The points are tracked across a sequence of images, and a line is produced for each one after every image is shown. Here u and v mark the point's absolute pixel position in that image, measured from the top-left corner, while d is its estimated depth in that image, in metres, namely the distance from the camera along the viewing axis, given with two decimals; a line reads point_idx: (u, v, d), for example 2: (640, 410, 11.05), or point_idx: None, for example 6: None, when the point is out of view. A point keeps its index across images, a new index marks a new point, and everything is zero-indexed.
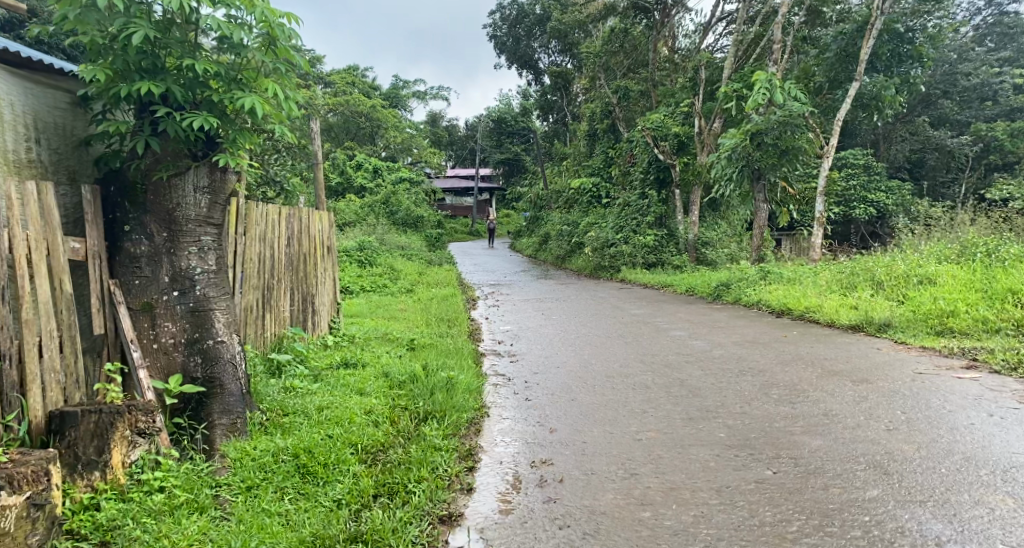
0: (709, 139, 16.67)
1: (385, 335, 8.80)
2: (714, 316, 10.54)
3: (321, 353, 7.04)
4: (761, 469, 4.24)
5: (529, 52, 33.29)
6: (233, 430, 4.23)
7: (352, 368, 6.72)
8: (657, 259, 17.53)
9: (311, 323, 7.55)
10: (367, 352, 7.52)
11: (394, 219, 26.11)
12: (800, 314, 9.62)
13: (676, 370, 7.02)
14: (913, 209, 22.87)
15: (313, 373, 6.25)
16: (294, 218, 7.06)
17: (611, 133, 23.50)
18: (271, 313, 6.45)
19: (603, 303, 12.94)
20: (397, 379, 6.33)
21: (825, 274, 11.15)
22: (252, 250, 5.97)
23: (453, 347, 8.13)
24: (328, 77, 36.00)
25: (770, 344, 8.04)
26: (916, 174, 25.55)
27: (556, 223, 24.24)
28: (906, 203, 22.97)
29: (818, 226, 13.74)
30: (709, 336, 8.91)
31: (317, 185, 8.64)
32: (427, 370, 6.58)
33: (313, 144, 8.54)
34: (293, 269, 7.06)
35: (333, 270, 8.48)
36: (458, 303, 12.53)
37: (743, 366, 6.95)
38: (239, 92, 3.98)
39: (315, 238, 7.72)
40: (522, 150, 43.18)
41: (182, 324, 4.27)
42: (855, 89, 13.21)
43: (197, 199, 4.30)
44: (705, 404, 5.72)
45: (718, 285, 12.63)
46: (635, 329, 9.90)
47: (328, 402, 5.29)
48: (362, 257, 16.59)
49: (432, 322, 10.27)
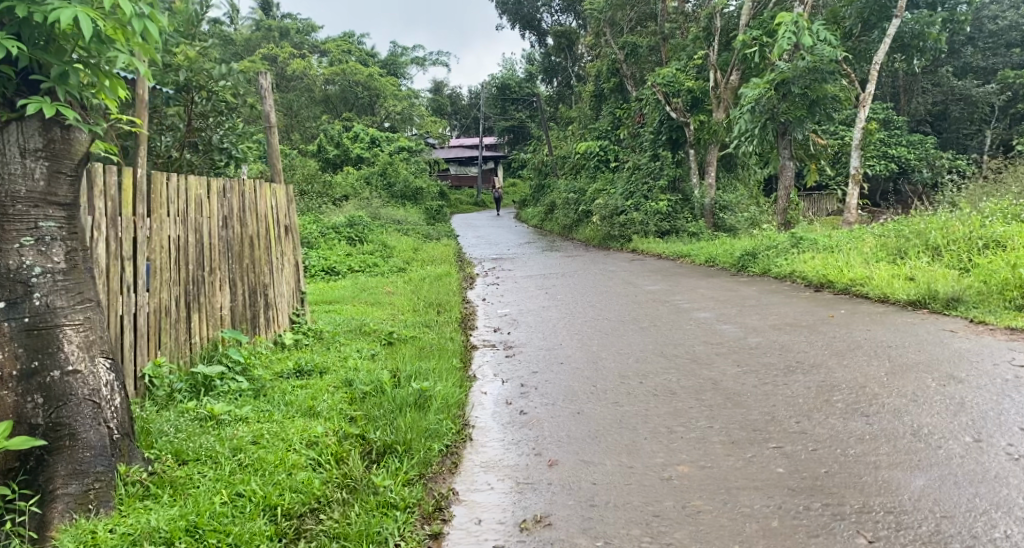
0: (725, 92, 15.31)
1: (360, 327, 7.52)
2: (742, 291, 9.23)
3: (273, 359, 5.78)
4: (849, 536, 3.02)
5: (532, 11, 31.75)
6: (85, 501, 2.99)
7: (307, 377, 5.49)
8: (671, 226, 16.19)
9: (264, 320, 6.27)
10: (333, 352, 6.28)
11: (392, 192, 25.01)
12: (843, 287, 8.27)
13: (703, 368, 5.74)
14: (938, 163, 21.36)
15: (257, 389, 5.02)
16: (233, 195, 5.76)
17: (619, 93, 22.04)
18: (203, 314, 5.20)
19: (614, 278, 11.63)
20: (359, 392, 5.12)
21: (867, 239, 9.76)
22: (165, 236, 4.72)
23: (437, 342, 6.87)
24: (323, 45, 34.46)
25: (816, 328, 6.72)
26: (939, 127, 23.92)
27: (561, 190, 22.83)
28: (931, 157, 21.45)
29: (853, 184, 12.22)
30: (737, 317, 7.61)
31: (273, 153, 7.28)
32: (398, 379, 5.34)
33: (264, 106, 7.21)
34: (235, 256, 5.76)
35: (295, 253, 7.18)
36: (451, 282, 11.27)
37: (788, 360, 5.64)
38: (58, 2, 2.75)
39: (266, 219, 6.43)
40: (527, 116, 41.62)
41: (13, 349, 2.99)
42: (895, 28, 11.87)
43: (26, 168, 3.04)
44: (749, 419, 4.45)
45: (742, 254, 11.26)
46: (651, 310, 8.61)
47: (259, 435, 4.08)
48: (351, 233, 15.29)
49: (419, 308, 9.02)
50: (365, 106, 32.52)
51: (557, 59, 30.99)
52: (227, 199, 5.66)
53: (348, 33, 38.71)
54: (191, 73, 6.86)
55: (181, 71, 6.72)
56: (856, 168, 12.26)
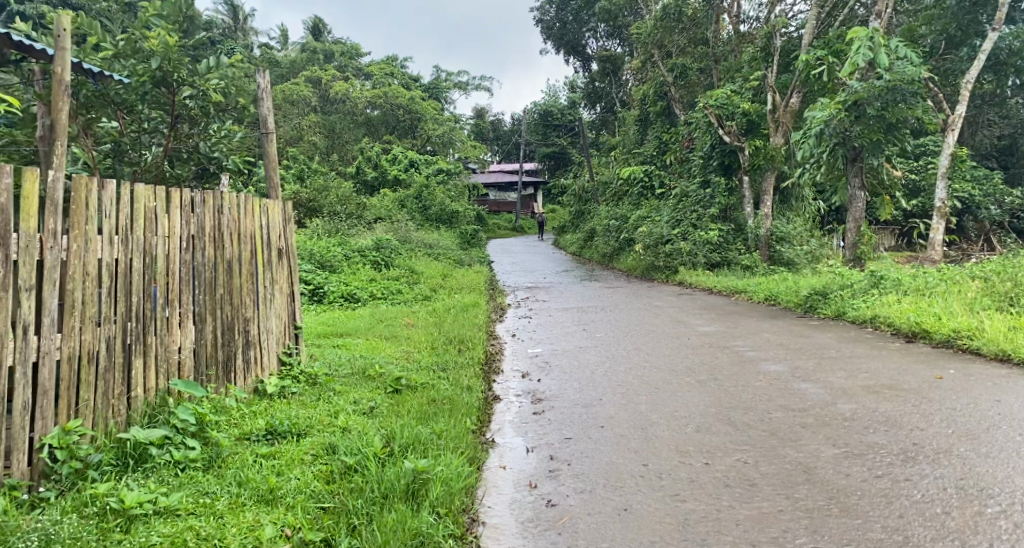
0: (784, 115, 13.90)
1: (364, 370, 6.30)
2: (817, 338, 7.93)
3: (244, 415, 4.59)
4: None
5: (578, 37, 31.00)
6: None
7: (280, 441, 4.31)
8: (723, 258, 14.80)
9: (242, 364, 5.07)
10: (323, 405, 5.07)
11: (427, 216, 24.19)
12: (945, 340, 6.99)
13: (787, 446, 4.48)
14: (1008, 200, 19.26)
15: (211, 458, 3.85)
16: (206, 210, 4.63)
17: (667, 117, 20.85)
18: (151, 358, 4.04)
19: (661, 315, 10.31)
20: (340, 468, 3.93)
21: (964, 282, 8.41)
22: (95, 261, 3.64)
23: (451, 394, 5.65)
24: (366, 66, 33.96)
25: (924, 393, 5.42)
26: (1005, 162, 22.15)
27: (604, 217, 21.63)
28: (999, 193, 19.36)
29: (938, 218, 10.77)
30: (817, 373, 6.32)
31: (270, 165, 6.08)
32: (396, 451, 4.13)
33: (259, 108, 6.06)
34: (205, 285, 4.60)
35: (292, 280, 5.98)
36: (479, 314, 10.14)
37: (902, 441, 4.38)
38: None
39: (252, 240, 5.28)
40: (569, 143, 40.66)
41: None
42: (991, 42, 10.69)
43: None
44: (870, 538, 3.28)
45: (809, 293, 9.90)
46: (708, 356, 7.34)
47: (179, 540, 3.06)
48: (377, 258, 14.28)
49: (438, 345, 7.84)
50: (405, 129, 31.73)
51: (601, 84, 30.04)
52: (196, 214, 4.49)
53: (391, 56, 38.22)
54: (167, 63, 5.85)
55: (155, 58, 5.74)
56: (942, 200, 10.84)
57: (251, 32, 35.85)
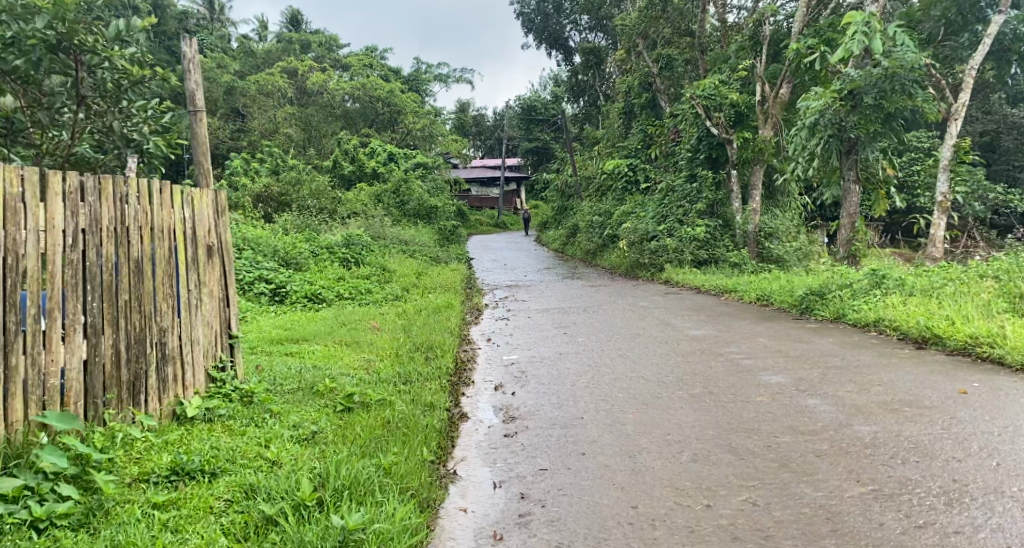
0: (772, 107, 13.13)
1: (313, 386, 5.43)
2: (818, 343, 7.21)
3: (151, 447, 3.80)
4: None
5: (560, 29, 30.20)
6: None
7: (189, 480, 3.53)
8: (710, 254, 14.02)
9: (159, 382, 4.26)
10: (254, 433, 4.25)
11: (405, 211, 23.37)
12: (961, 347, 6.33)
13: (803, 483, 3.74)
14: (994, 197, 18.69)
15: (91, 510, 3.14)
16: (105, 198, 3.81)
17: (651, 109, 20.10)
18: (15, 386, 3.34)
19: (647, 317, 9.55)
20: (255, 520, 3.16)
21: (974, 284, 7.74)
22: None
23: (410, 414, 4.84)
24: (344, 58, 32.93)
25: (950, 411, 4.74)
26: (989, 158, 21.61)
27: (588, 212, 20.90)
28: (984, 188, 18.75)
29: (939, 213, 10.09)
30: (825, 385, 5.61)
31: (200, 149, 5.29)
32: (327, 499, 3.34)
33: (186, 84, 5.30)
34: (105, 290, 3.80)
35: (229, 279, 5.12)
36: (451, 317, 9.33)
37: (940, 477, 3.68)
38: None
39: (173, 234, 4.44)
40: (552, 138, 39.86)
41: None
42: (997, 26, 10.01)
43: None
44: None
45: (806, 293, 9.19)
46: (701, 365, 6.61)
47: None
48: (347, 255, 13.47)
49: (401, 352, 7.06)
50: (384, 122, 30.75)
51: (584, 78, 29.25)
52: (87, 204, 3.70)
53: (371, 48, 37.17)
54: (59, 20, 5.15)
55: (41, 16, 5.06)
56: (944, 194, 10.18)
57: (228, 23, 34.69)
